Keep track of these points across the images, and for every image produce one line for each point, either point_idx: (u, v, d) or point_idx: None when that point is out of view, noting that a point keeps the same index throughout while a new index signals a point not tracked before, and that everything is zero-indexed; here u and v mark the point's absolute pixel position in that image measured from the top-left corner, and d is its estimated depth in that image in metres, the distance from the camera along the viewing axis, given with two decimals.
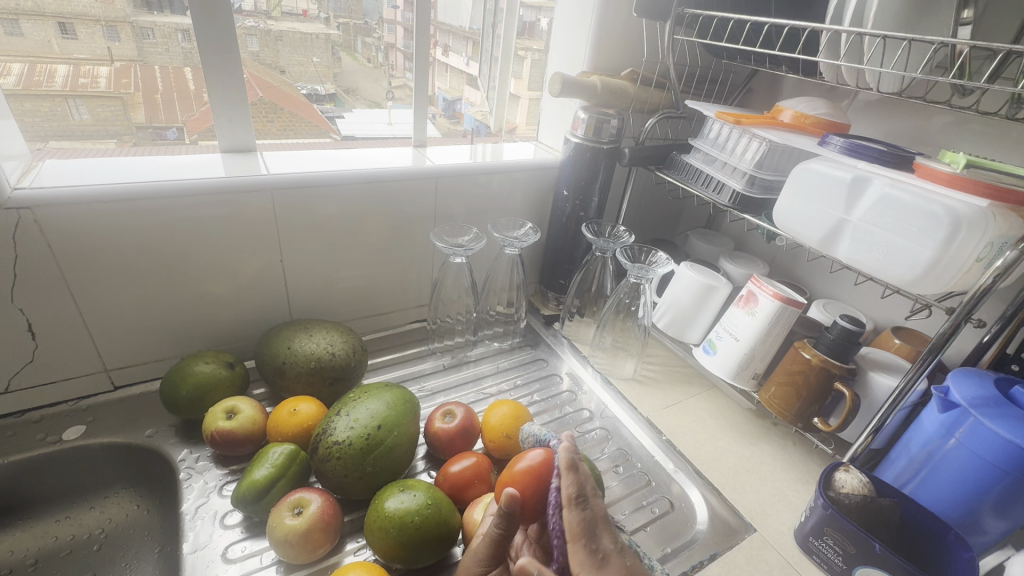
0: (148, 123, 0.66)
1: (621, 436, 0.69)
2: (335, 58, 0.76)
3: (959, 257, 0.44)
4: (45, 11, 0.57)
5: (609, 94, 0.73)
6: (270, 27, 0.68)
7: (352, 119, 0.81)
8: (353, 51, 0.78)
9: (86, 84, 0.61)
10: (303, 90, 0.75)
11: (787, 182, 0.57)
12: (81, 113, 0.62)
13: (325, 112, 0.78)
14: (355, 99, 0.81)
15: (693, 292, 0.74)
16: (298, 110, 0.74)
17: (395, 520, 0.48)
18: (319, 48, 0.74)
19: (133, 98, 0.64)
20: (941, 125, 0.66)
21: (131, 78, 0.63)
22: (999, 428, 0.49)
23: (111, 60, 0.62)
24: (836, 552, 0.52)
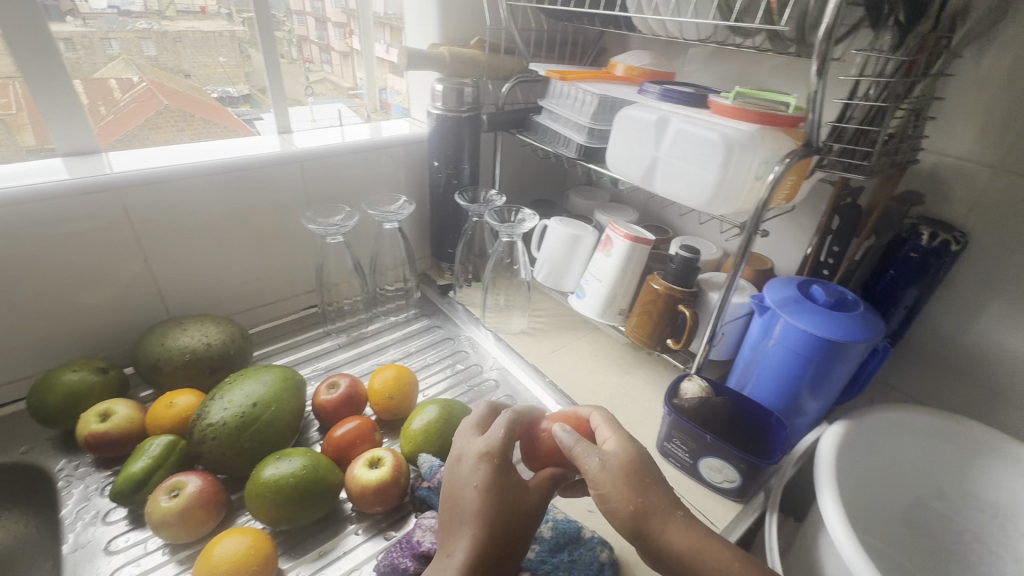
0: (38, 146, 0.65)
1: (508, 384, 0.75)
2: (245, 57, 0.78)
3: (740, 177, 0.51)
4: None
5: (459, 65, 0.76)
6: (166, 28, 0.72)
7: (270, 118, 0.83)
8: (264, 47, 0.80)
9: None
10: (212, 93, 0.80)
11: (614, 129, 0.62)
12: None
13: (241, 115, 0.82)
14: (277, 99, 0.84)
15: (562, 244, 0.79)
16: (207, 114, 0.79)
17: (272, 485, 0.51)
18: (224, 46, 0.78)
19: (18, 119, 0.63)
20: (772, 68, 0.72)
21: (9, 97, 0.62)
22: (799, 321, 0.58)
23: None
24: (683, 450, 0.60)
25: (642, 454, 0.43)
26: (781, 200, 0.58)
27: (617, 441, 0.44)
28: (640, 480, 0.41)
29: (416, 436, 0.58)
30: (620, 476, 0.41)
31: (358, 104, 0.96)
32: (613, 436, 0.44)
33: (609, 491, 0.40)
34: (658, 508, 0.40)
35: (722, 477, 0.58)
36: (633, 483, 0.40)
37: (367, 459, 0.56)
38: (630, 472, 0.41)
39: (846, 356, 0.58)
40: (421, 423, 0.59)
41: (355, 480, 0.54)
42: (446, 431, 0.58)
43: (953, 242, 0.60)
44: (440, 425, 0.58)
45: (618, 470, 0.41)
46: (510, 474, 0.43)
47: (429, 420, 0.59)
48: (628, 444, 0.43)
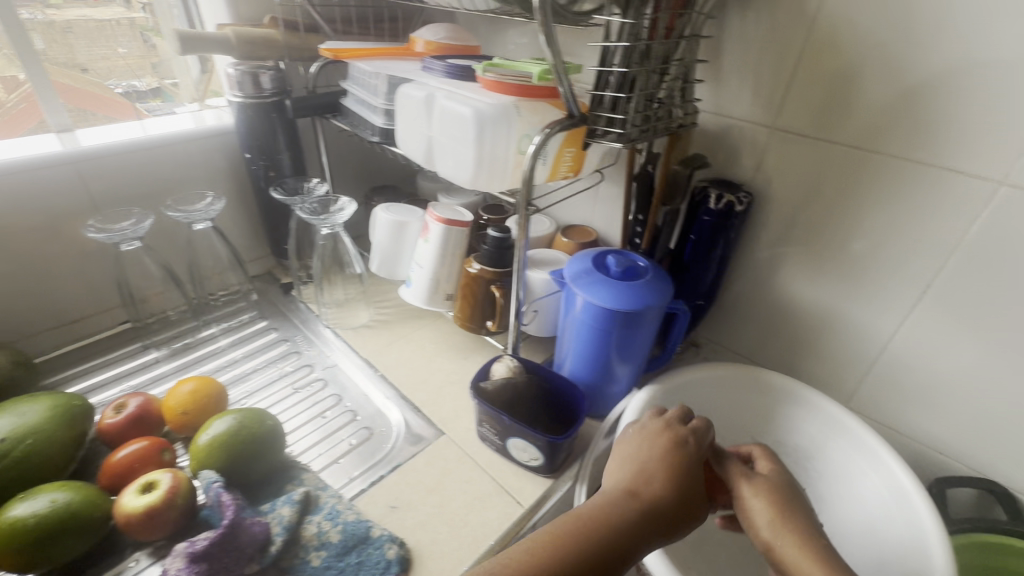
0: None
1: (338, 381, 0.73)
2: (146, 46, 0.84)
3: (501, 152, 0.50)
4: None
5: (249, 46, 0.70)
6: (54, 19, 0.74)
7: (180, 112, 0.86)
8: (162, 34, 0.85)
9: None
10: (115, 88, 0.83)
11: (398, 111, 0.59)
12: None
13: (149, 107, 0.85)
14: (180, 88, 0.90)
15: (388, 232, 0.76)
16: (111, 108, 0.82)
17: (11, 528, 0.46)
18: (125, 36, 0.83)
19: None
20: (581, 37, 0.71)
21: None
22: (587, 294, 0.58)
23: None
24: (492, 432, 0.59)
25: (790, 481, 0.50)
26: (567, 172, 0.58)
27: (766, 462, 0.51)
28: (789, 492, 0.48)
29: (202, 452, 0.54)
30: (766, 486, 0.48)
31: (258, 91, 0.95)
32: (765, 512, 0.46)
33: (769, 510, 0.46)
34: (789, 520, 0.45)
35: (528, 456, 0.58)
36: (783, 500, 0.47)
37: (141, 483, 0.52)
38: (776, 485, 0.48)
39: (638, 322, 0.59)
40: (209, 437, 0.55)
41: (122, 508, 0.50)
42: (235, 443, 0.55)
43: (737, 203, 0.61)
44: (228, 437, 0.55)
45: (779, 486, 0.48)
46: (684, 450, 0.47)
47: (217, 434, 0.55)
48: (773, 463, 0.51)
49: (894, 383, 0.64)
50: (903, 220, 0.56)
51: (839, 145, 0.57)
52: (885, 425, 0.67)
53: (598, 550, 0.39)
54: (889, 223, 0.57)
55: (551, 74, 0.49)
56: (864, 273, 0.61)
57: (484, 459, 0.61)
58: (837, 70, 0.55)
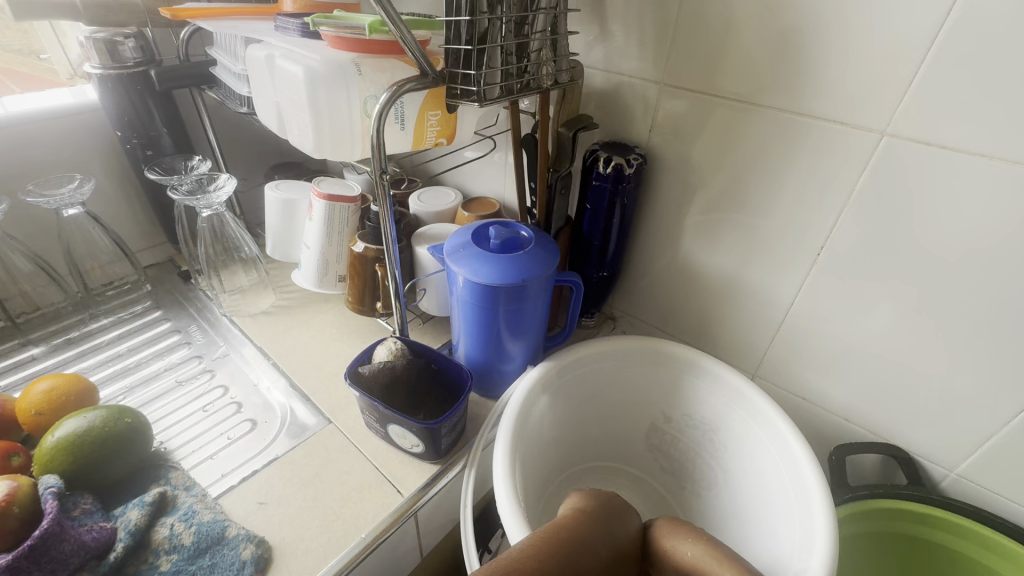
0: None
1: (227, 372, 0.69)
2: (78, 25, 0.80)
3: (343, 117, 0.45)
4: None
5: (100, 11, 0.64)
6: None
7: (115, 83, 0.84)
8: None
9: None
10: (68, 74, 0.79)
11: (252, 77, 0.54)
12: None
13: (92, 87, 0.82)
14: None
15: (277, 211, 0.71)
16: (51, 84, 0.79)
17: None
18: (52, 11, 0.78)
19: None
20: None
21: None
22: (462, 269, 0.54)
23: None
24: (372, 420, 0.56)
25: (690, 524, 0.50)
26: (437, 138, 0.54)
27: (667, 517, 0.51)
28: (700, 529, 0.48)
29: (47, 454, 0.50)
30: (677, 527, 0.48)
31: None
32: (693, 544, 0.45)
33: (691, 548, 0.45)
34: (706, 548, 0.45)
35: (409, 443, 0.54)
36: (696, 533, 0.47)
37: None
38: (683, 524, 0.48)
39: (520, 297, 0.55)
40: (57, 436, 0.50)
41: None
42: (88, 443, 0.50)
43: (627, 165, 0.58)
44: (79, 438, 0.50)
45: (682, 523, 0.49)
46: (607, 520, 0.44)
47: (66, 434, 0.50)
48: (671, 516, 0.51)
49: (796, 348, 0.62)
50: (792, 178, 0.53)
51: (726, 99, 0.54)
52: (791, 392, 0.65)
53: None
54: (787, 189, 0.54)
55: (383, 25, 0.43)
56: (764, 237, 0.58)
57: (368, 447, 0.58)
58: (718, 16, 0.51)
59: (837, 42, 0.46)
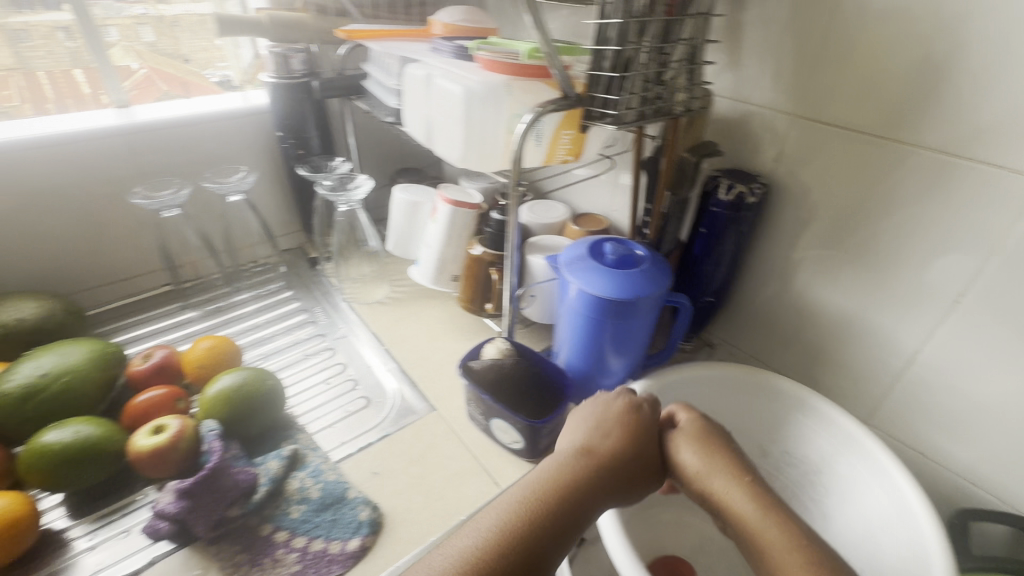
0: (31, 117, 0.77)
1: (345, 352, 0.76)
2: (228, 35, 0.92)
3: (491, 131, 0.50)
4: None
5: (281, 29, 0.74)
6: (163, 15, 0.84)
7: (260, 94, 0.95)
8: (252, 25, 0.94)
9: None
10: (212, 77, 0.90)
11: (405, 92, 0.60)
12: None
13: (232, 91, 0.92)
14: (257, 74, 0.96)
15: (403, 212, 0.78)
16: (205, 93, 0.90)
17: (42, 450, 0.53)
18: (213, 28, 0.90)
19: (21, 108, 0.77)
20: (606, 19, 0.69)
21: (10, 88, 0.76)
22: (578, 280, 0.57)
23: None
24: (478, 412, 0.60)
25: (717, 427, 0.51)
26: (568, 155, 0.57)
27: (692, 420, 0.51)
28: (725, 446, 0.49)
29: (208, 403, 0.59)
30: (697, 442, 0.49)
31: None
32: (698, 461, 0.48)
33: (704, 470, 0.47)
34: (726, 476, 0.46)
35: (510, 438, 0.58)
36: (715, 452, 0.48)
37: (153, 426, 0.57)
38: (710, 441, 0.49)
39: (630, 313, 0.57)
40: (216, 390, 0.59)
41: (134, 446, 0.55)
42: (240, 396, 0.59)
43: (750, 194, 0.58)
44: (233, 391, 0.59)
45: (703, 437, 0.50)
46: (609, 440, 0.48)
47: (223, 388, 0.60)
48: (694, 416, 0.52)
49: (919, 400, 0.59)
50: (936, 220, 0.51)
51: (865, 134, 0.53)
52: (908, 446, 0.61)
53: (549, 525, 0.41)
54: (926, 229, 0.52)
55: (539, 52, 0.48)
56: (893, 278, 0.56)
57: (470, 437, 0.62)
58: (869, 50, 0.50)
59: (1010, 79, 0.44)
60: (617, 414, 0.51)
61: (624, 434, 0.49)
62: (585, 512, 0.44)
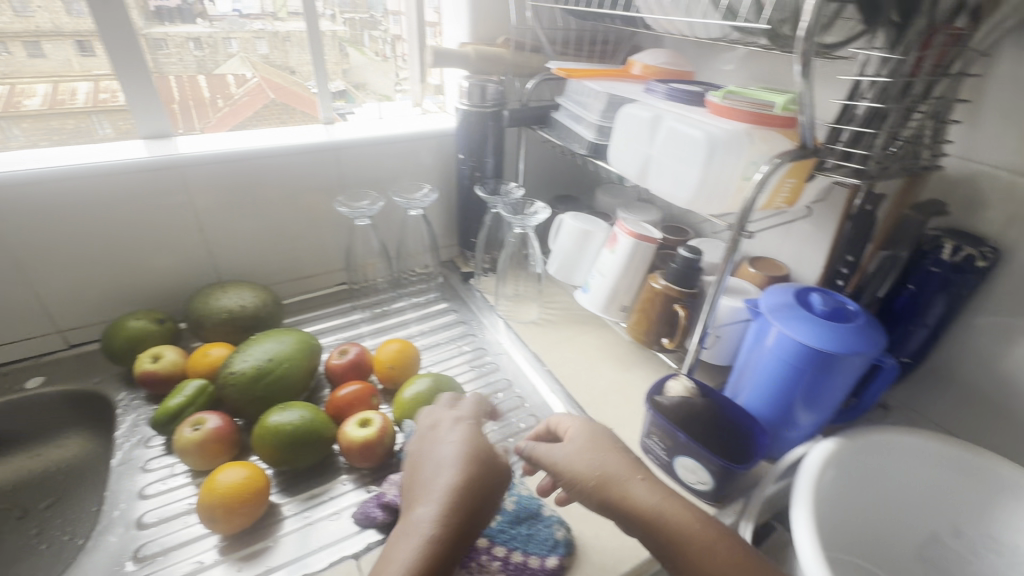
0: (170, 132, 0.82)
1: (511, 369, 0.79)
2: (342, 53, 0.96)
3: (725, 175, 0.51)
4: (63, 30, 0.74)
5: (484, 62, 0.80)
6: (276, 29, 0.91)
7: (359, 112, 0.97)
8: (361, 46, 0.99)
9: (107, 98, 0.78)
10: (313, 88, 0.94)
11: (615, 128, 0.64)
12: (104, 127, 0.79)
13: (337, 109, 0.94)
14: (365, 93, 1.02)
15: (574, 239, 0.81)
16: (304, 106, 0.95)
17: (274, 429, 0.59)
18: (329, 45, 0.94)
19: (157, 109, 0.82)
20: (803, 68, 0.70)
21: (150, 90, 0.81)
22: (789, 329, 0.56)
23: (132, 74, 0.78)
24: (660, 447, 0.60)
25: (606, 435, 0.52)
26: (782, 203, 0.57)
27: (579, 429, 0.52)
28: (619, 452, 0.50)
29: (406, 404, 0.64)
30: (587, 449, 0.50)
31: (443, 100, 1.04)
32: (576, 455, 0.49)
33: (599, 475, 0.47)
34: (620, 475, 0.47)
35: (696, 478, 0.58)
36: (631, 461, 0.49)
37: (358, 419, 0.61)
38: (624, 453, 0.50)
39: (838, 368, 0.56)
40: (412, 393, 0.64)
41: (346, 436, 0.60)
42: (433, 400, 0.63)
43: (979, 258, 0.56)
44: (428, 395, 0.63)
45: (582, 446, 0.50)
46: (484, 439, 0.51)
47: (418, 392, 0.64)
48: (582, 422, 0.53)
49: None
50: None
51: None
52: None
53: (467, 509, 0.45)
54: None
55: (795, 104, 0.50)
56: None
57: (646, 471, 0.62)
58: None
59: None
60: (452, 440, 0.50)
61: (495, 462, 0.49)
62: (485, 508, 0.46)
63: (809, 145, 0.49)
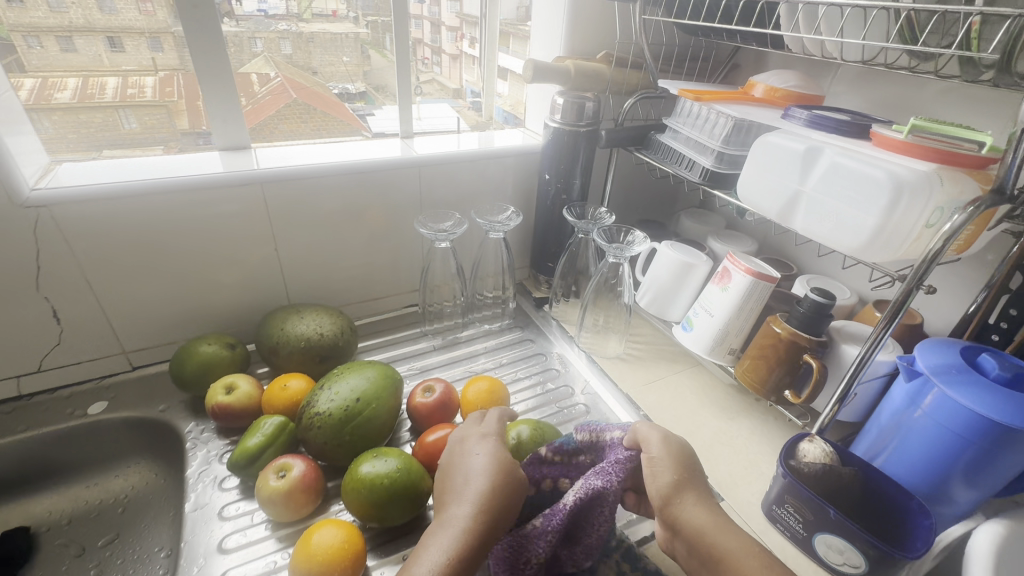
0: (192, 129, 0.73)
1: (600, 411, 0.72)
2: (363, 56, 0.83)
3: (907, 222, 0.44)
4: (96, 27, 0.66)
5: (583, 78, 0.75)
6: (301, 30, 0.77)
7: (382, 115, 0.87)
8: (382, 49, 0.82)
9: (133, 94, 0.70)
10: (334, 89, 0.83)
11: (748, 156, 0.57)
12: (130, 122, 0.71)
13: (356, 110, 0.85)
14: (384, 95, 0.86)
15: (672, 271, 0.75)
16: (331, 110, 0.82)
17: (367, 482, 0.52)
18: (349, 47, 0.81)
19: (177, 105, 0.71)
20: (934, 93, 0.64)
21: (174, 87, 0.71)
22: (961, 396, 0.49)
23: (155, 70, 0.70)
24: (797, 519, 0.53)
25: (685, 454, 0.47)
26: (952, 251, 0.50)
27: (659, 445, 0.47)
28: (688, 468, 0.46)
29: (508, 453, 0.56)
30: (659, 469, 0.46)
31: (463, 105, 0.95)
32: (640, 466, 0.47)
33: (662, 482, 0.45)
34: (685, 494, 0.45)
35: (844, 560, 0.51)
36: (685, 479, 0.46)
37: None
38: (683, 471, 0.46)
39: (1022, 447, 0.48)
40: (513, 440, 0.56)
41: None
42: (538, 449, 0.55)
43: None
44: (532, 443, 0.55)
45: (664, 465, 0.46)
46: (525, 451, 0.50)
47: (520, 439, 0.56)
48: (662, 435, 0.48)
49: None
50: None
51: None
52: None
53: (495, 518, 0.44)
54: None
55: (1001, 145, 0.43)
56: None
57: (777, 543, 0.55)
58: None
59: None
60: (477, 456, 0.49)
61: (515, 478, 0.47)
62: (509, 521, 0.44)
63: (1006, 189, 0.43)
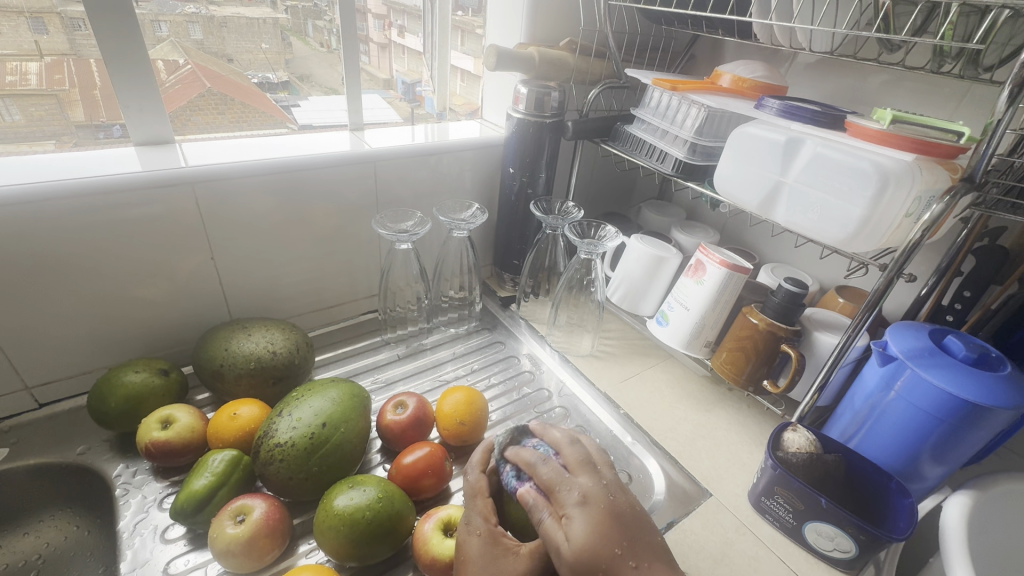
0: (89, 121, 0.62)
1: (580, 413, 0.69)
2: (283, 43, 0.75)
3: (889, 213, 0.45)
4: None
5: (548, 66, 0.72)
6: (214, 13, 0.67)
7: (308, 107, 0.80)
8: (304, 36, 0.75)
9: (15, 82, 0.59)
10: (252, 78, 0.73)
11: (725, 147, 0.57)
12: (12, 113, 0.59)
13: (279, 101, 0.77)
14: (310, 86, 0.79)
15: (645, 265, 0.75)
16: (248, 100, 0.72)
17: (345, 518, 0.47)
18: (268, 34, 0.73)
19: (70, 95, 0.61)
20: (878, 83, 0.65)
21: (64, 74, 0.60)
22: (933, 377, 0.50)
23: (41, 55, 0.59)
24: (786, 509, 0.54)
25: (605, 542, 0.35)
26: (949, 176, 0.46)
27: (581, 516, 0.36)
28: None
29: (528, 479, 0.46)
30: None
31: (394, 96, 0.86)
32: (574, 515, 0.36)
33: None
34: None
35: (833, 546, 0.51)
36: None
37: (441, 521, 0.50)
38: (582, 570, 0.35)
39: (989, 423, 0.49)
40: None
41: (427, 542, 0.48)
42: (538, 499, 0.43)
43: None
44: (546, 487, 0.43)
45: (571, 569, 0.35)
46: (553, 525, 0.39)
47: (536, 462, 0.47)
48: (590, 529, 0.36)
49: None
50: None
51: None
52: None
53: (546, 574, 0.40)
54: None
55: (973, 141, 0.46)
56: None
57: (766, 535, 0.55)
58: None
59: None
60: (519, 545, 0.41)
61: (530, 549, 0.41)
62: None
63: (977, 177, 0.43)
